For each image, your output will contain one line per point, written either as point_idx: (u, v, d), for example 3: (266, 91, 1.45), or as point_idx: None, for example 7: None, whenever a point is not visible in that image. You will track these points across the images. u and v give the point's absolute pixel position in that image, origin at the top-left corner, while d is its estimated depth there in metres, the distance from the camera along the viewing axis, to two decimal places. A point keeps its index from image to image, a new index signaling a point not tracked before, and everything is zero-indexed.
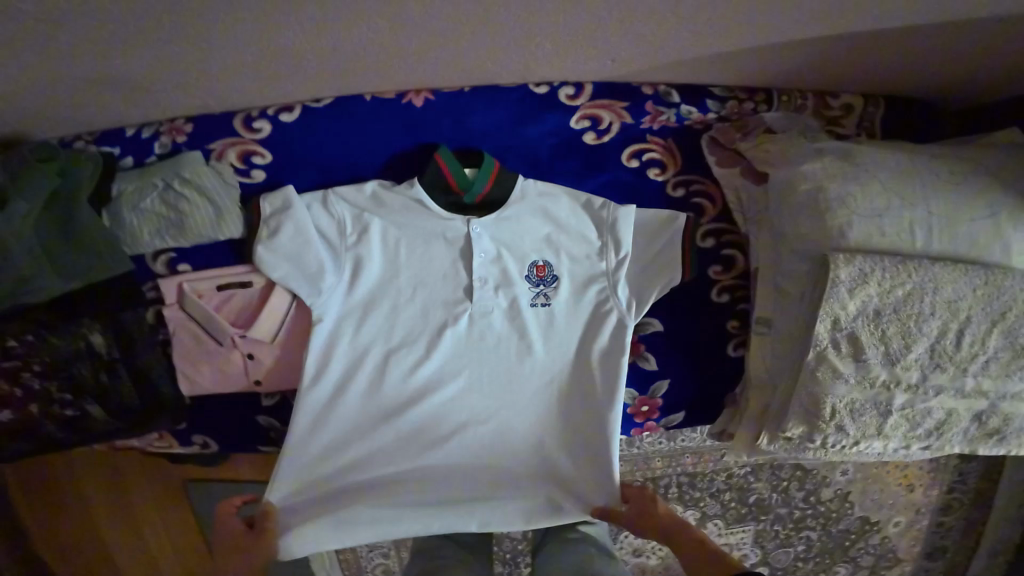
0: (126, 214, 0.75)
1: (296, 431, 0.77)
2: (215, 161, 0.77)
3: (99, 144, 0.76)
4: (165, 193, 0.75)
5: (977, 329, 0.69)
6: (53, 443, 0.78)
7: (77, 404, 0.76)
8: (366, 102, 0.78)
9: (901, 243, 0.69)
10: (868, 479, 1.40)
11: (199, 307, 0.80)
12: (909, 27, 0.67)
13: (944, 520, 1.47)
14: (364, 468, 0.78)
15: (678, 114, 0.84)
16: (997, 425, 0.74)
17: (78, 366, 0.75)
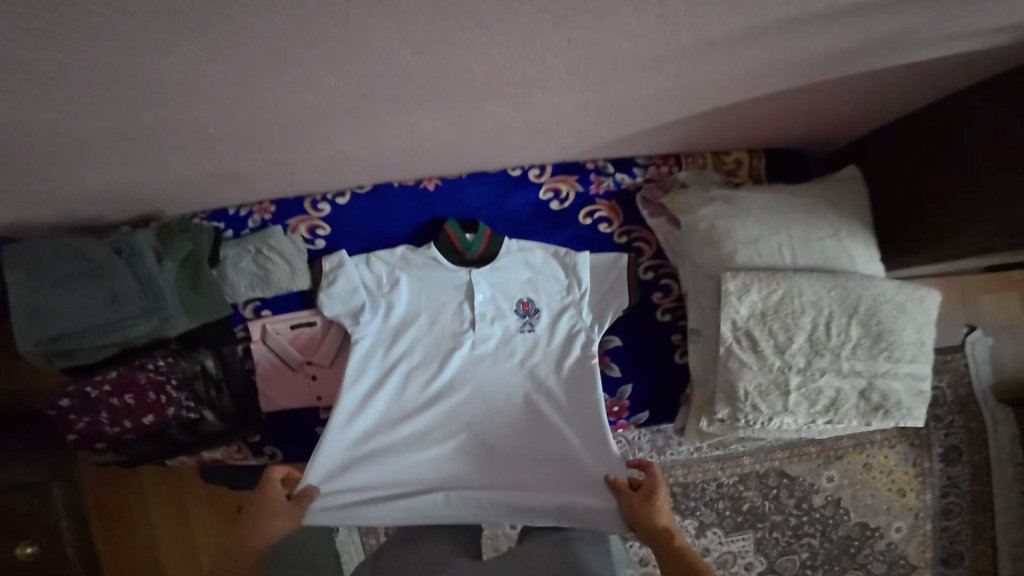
0: (230, 272, 1.08)
1: (334, 423, 1.00)
2: (290, 233, 1.11)
3: (209, 219, 1.11)
4: (256, 257, 1.08)
5: (839, 322, 0.93)
6: (171, 442, 1.07)
7: (197, 409, 1.05)
8: (394, 188, 1.12)
9: (774, 261, 0.97)
10: (857, 485, 1.50)
11: (278, 341, 1.11)
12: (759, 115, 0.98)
13: (949, 527, 1.51)
14: (388, 456, 1.00)
15: (615, 181, 1.15)
16: (879, 400, 0.94)
17: (197, 384, 1.04)
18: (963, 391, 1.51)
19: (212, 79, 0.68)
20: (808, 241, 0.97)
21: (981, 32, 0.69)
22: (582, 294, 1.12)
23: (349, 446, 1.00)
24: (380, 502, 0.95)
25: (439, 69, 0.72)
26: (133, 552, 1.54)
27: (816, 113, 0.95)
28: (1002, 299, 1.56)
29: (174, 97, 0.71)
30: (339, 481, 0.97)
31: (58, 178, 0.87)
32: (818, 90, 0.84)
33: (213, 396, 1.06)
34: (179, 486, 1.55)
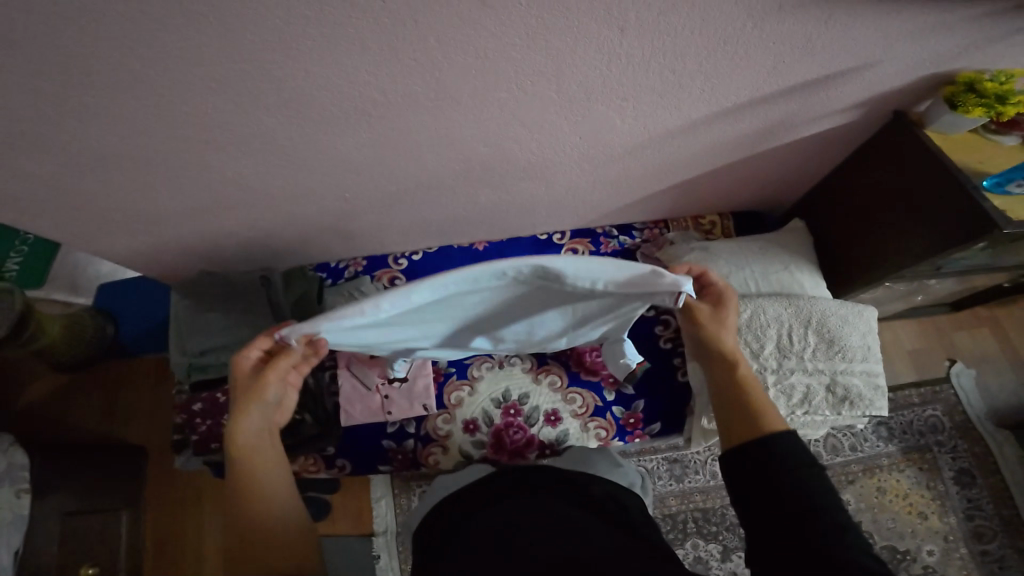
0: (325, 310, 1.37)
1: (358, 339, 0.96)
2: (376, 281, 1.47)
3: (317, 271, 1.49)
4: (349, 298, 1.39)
5: (798, 331, 1.20)
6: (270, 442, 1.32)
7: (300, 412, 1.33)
8: (455, 248, 1.52)
9: (742, 289, 1.27)
10: (875, 508, 1.52)
11: (361, 367, 1.39)
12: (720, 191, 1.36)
13: (984, 553, 1.47)
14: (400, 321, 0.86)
15: (620, 242, 1.50)
16: (843, 393, 1.17)
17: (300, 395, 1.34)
18: (959, 418, 1.58)
19: (357, 171, 1.09)
20: (767, 273, 1.28)
21: (845, 127, 1.07)
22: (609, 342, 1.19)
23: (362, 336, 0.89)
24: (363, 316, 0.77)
25: (495, 157, 1.11)
26: None
27: (759, 186, 1.33)
28: (990, 332, 1.69)
29: (325, 176, 1.09)
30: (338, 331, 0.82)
31: (228, 238, 1.27)
32: (753, 167, 1.20)
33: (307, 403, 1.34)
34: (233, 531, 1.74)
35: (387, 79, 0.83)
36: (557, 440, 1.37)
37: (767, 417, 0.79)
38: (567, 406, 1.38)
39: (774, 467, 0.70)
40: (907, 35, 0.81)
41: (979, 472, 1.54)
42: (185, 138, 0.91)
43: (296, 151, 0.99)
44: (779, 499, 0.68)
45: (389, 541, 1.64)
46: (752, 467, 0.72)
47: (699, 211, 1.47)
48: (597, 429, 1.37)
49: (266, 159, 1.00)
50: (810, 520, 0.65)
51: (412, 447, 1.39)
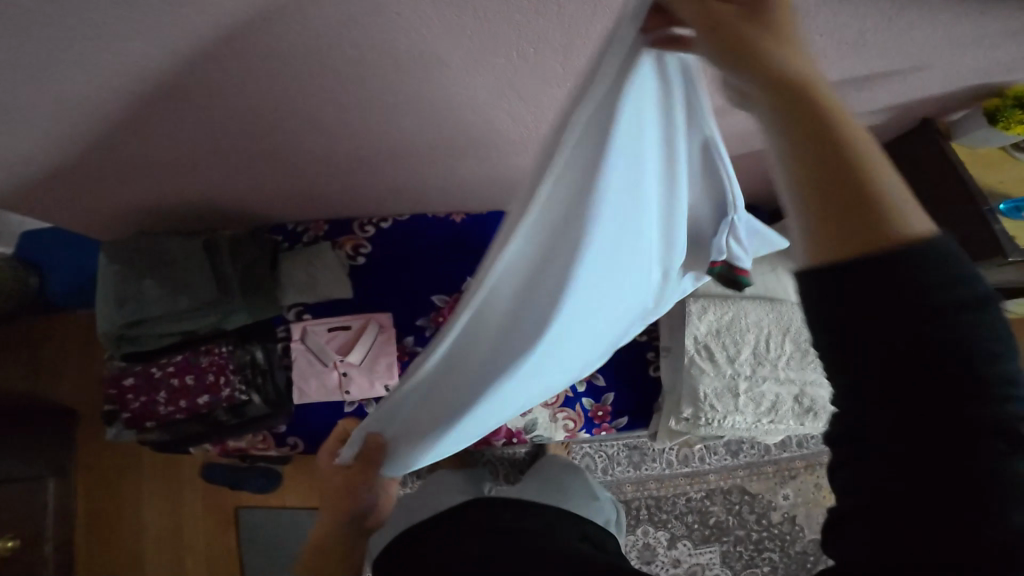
0: (284, 279, 1.28)
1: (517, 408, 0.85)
2: (337, 249, 1.33)
3: (272, 233, 1.34)
4: (308, 267, 1.29)
5: (776, 339, 1.18)
6: (215, 421, 1.20)
7: (246, 392, 1.19)
8: (428, 218, 1.38)
9: (726, 289, 1.21)
10: (810, 503, 1.71)
11: (314, 340, 1.28)
12: None
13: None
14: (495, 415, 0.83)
15: None
16: (808, 403, 1.18)
17: (248, 371, 1.20)
18: None
19: (324, 132, 0.93)
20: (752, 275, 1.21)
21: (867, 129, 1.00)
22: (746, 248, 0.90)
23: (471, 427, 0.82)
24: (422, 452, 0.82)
25: (484, 129, 0.97)
26: (114, 557, 1.62)
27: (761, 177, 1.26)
28: None
29: (282, 136, 0.93)
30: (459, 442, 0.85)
31: (166, 194, 1.09)
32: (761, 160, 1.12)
33: (246, 380, 1.20)
34: (170, 503, 1.64)
35: (365, 33, 0.67)
36: (524, 429, 1.32)
37: (898, 187, 0.37)
38: None
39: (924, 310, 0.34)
40: (963, 43, 0.73)
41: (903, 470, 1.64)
42: (107, 87, 0.73)
43: (245, 106, 0.82)
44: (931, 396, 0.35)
45: None
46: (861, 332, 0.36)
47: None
48: (565, 420, 1.33)
49: (211, 114, 0.83)
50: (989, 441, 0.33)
51: None
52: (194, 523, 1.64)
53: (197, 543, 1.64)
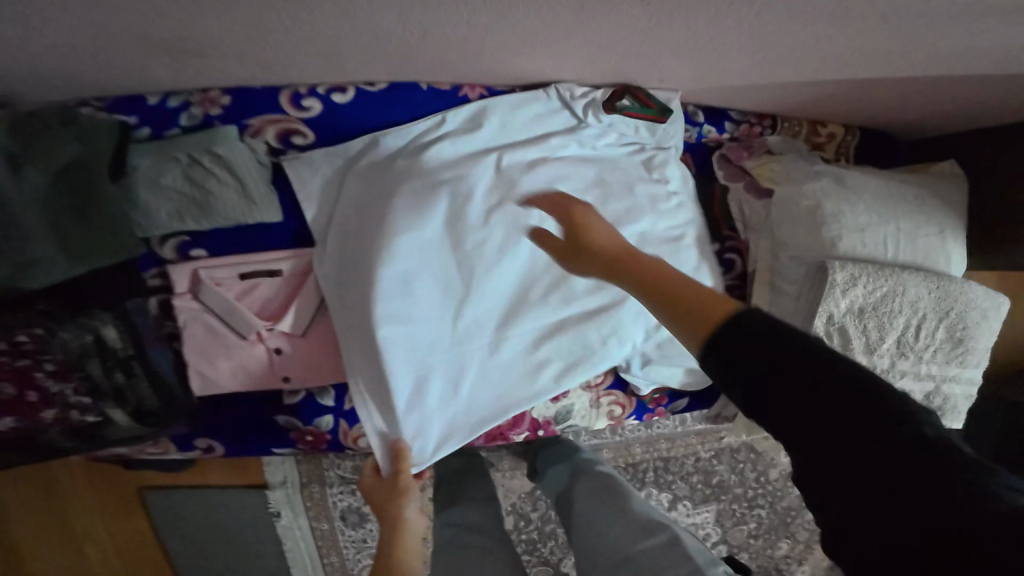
0: (144, 192, 0.64)
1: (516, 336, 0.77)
2: (249, 138, 0.69)
3: (110, 112, 0.67)
4: (190, 170, 0.64)
5: (928, 325, 0.87)
6: (54, 451, 0.69)
7: (98, 407, 0.68)
8: (423, 91, 0.76)
9: (875, 253, 0.86)
10: None
11: (218, 299, 0.72)
12: (908, 76, 0.79)
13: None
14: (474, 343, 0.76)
15: (699, 132, 0.95)
16: (939, 403, 0.90)
17: (93, 366, 0.65)
18: None
19: None
20: (913, 237, 0.87)
21: None
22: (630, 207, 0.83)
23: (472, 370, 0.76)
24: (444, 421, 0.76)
25: None
26: None
27: (971, 78, 0.78)
28: None
29: None
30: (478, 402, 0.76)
31: None
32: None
33: (81, 376, 0.65)
34: (50, 486, 1.26)
35: None
36: (555, 419, 1.00)
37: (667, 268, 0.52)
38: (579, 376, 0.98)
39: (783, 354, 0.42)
40: None
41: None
42: None
43: None
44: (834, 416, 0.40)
45: (290, 495, 1.30)
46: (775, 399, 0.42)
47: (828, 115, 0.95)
48: (610, 406, 1.01)
49: None
50: (895, 422, 0.39)
51: (328, 427, 0.87)
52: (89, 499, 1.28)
53: (97, 517, 1.29)
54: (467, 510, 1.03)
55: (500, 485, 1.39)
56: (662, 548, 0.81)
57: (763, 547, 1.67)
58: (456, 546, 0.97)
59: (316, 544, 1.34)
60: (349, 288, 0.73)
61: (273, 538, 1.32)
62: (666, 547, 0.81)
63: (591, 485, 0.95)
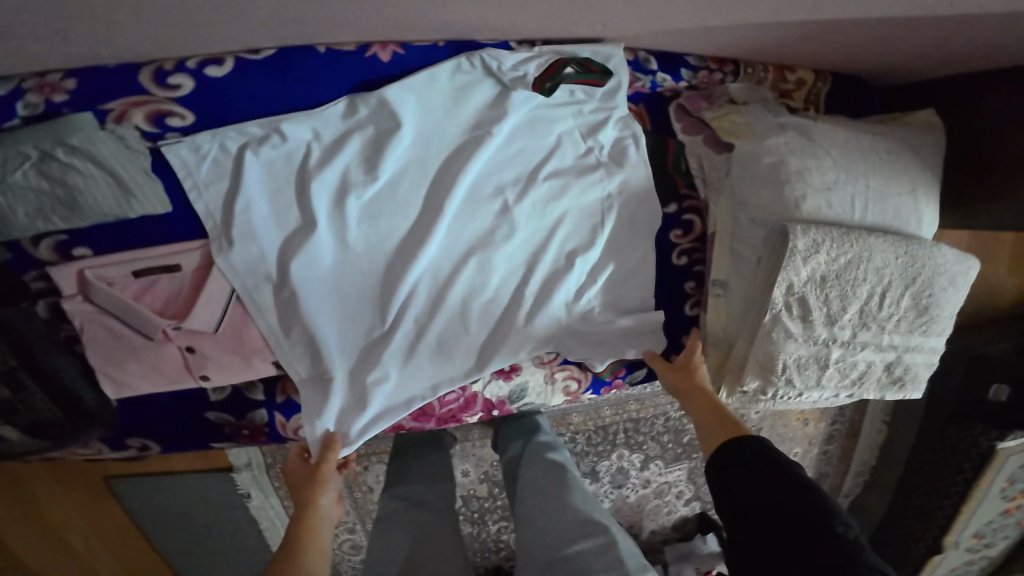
0: None
1: (443, 322, 0.80)
2: (113, 124, 0.61)
3: None
4: (45, 165, 0.56)
5: (894, 293, 0.81)
6: None
7: None
8: (321, 54, 0.68)
9: (843, 215, 0.79)
10: (830, 438, 1.49)
11: (111, 300, 0.66)
12: (883, 17, 0.69)
13: (852, 455, 1.51)
14: (409, 325, 0.79)
15: (654, 81, 0.86)
16: (900, 373, 0.87)
17: None
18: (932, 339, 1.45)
19: None
20: (884, 196, 0.80)
21: None
22: (561, 181, 0.81)
23: (401, 356, 0.79)
24: (374, 410, 0.78)
25: None
26: None
27: (953, 19, 0.68)
28: None
29: None
30: (411, 388, 0.80)
31: None
32: None
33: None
34: (12, 484, 1.25)
35: None
36: (509, 398, 0.94)
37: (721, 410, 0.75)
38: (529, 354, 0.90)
39: (762, 466, 0.64)
40: None
41: (915, 404, 1.38)
42: None
43: None
44: (781, 509, 0.60)
45: (257, 475, 1.29)
46: (744, 488, 0.64)
47: (797, 58, 0.87)
48: (566, 380, 0.95)
49: None
50: (821, 522, 0.58)
51: (265, 419, 0.82)
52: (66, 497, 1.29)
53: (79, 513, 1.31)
54: (422, 490, 1.02)
55: (469, 458, 1.31)
56: (596, 551, 0.82)
57: None
58: (403, 520, 0.97)
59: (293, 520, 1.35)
60: (269, 279, 0.71)
61: (245, 518, 1.32)
62: (602, 549, 0.82)
63: (539, 483, 0.96)
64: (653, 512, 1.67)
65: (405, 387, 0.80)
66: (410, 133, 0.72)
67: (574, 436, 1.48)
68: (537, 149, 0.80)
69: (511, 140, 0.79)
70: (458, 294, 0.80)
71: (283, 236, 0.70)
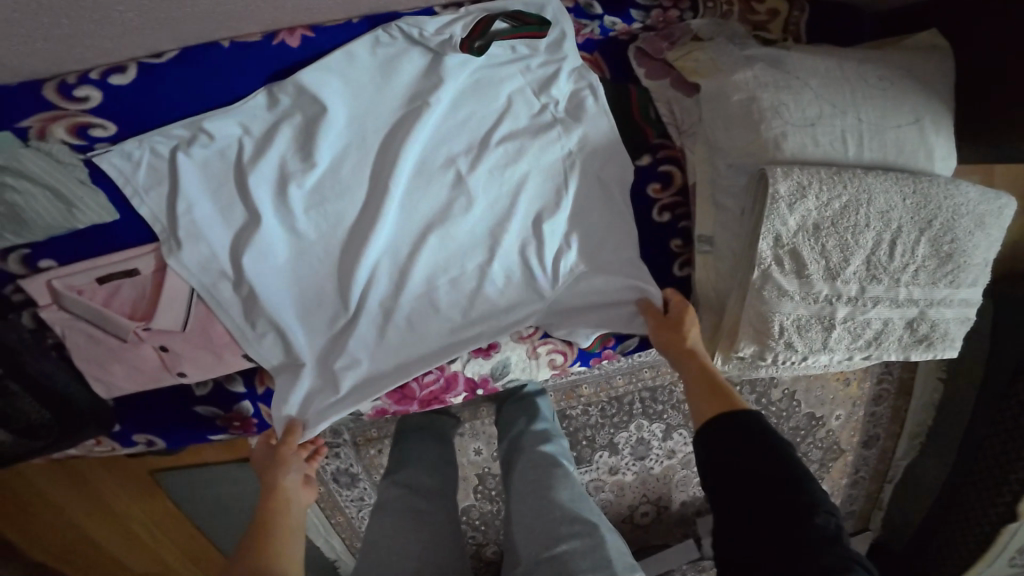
0: None
1: (407, 306, 0.77)
2: (37, 141, 0.63)
3: None
4: None
5: (906, 239, 0.71)
6: None
7: None
8: (225, 49, 0.67)
9: (834, 154, 0.71)
10: (878, 400, 1.34)
11: (83, 307, 0.68)
12: None
13: (904, 415, 1.35)
14: (374, 309, 0.76)
15: (603, 27, 0.83)
16: (926, 331, 0.75)
17: None
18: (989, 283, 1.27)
19: None
20: (882, 129, 0.71)
21: None
22: (516, 143, 0.77)
23: (366, 344, 0.77)
24: (343, 400, 0.76)
25: None
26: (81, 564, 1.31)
27: None
28: None
29: None
30: (378, 376, 0.78)
31: None
32: None
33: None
34: (41, 510, 1.23)
35: None
36: (492, 375, 0.90)
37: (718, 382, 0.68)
38: None
39: (746, 444, 0.58)
40: None
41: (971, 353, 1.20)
42: None
43: None
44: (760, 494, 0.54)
45: None
46: (723, 464, 0.58)
47: None
48: (550, 354, 0.90)
49: None
50: (802, 512, 0.52)
51: (250, 412, 0.85)
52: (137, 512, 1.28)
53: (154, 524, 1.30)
54: (420, 475, 1.02)
55: (480, 434, 1.28)
56: (583, 551, 0.78)
57: None
58: (403, 505, 0.95)
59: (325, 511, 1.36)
60: (225, 272, 0.71)
61: None
62: (590, 549, 0.78)
63: (528, 478, 0.94)
64: (681, 483, 1.60)
65: (372, 374, 0.77)
66: (342, 112, 0.72)
67: (587, 408, 1.42)
68: (485, 114, 0.77)
69: (457, 109, 0.77)
70: (421, 276, 0.77)
71: (235, 229, 0.71)
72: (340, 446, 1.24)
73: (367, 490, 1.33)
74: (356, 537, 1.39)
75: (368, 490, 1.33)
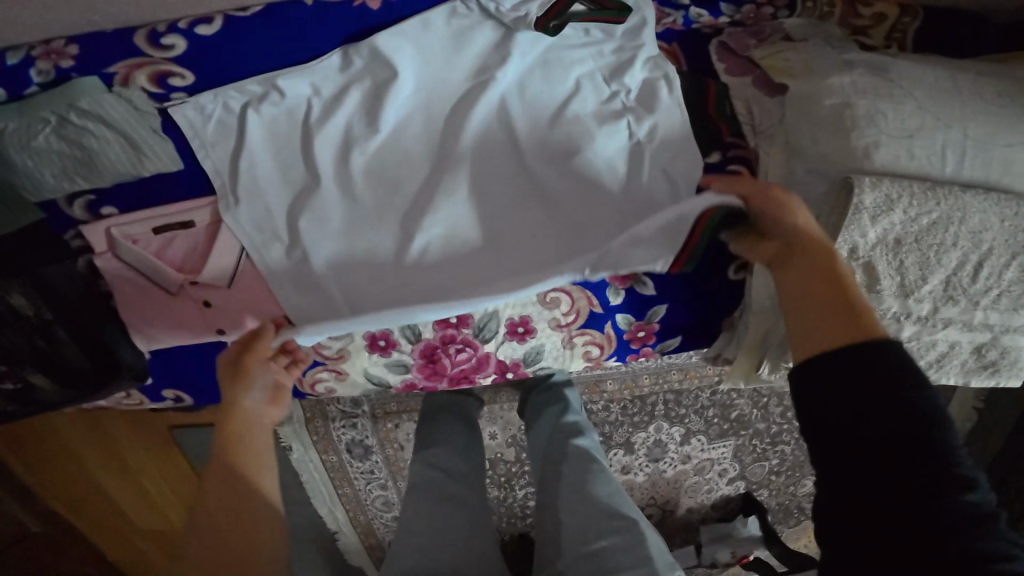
0: (16, 153, 0.59)
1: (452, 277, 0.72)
2: (119, 88, 0.61)
3: None
4: (62, 128, 0.59)
5: (995, 261, 0.68)
6: (14, 414, 0.76)
7: (18, 374, 0.71)
8: (308, 7, 0.63)
9: (927, 168, 0.67)
10: None
11: (135, 256, 0.67)
12: None
13: None
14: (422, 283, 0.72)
15: (687, 18, 0.81)
16: (994, 358, 0.73)
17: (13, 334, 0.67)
18: None
19: None
20: (988, 146, 0.68)
21: None
22: (582, 128, 0.73)
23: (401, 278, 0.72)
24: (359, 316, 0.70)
25: None
26: (97, 517, 1.32)
27: None
28: None
29: None
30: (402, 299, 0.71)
31: None
32: None
33: (5, 345, 0.68)
34: (60, 460, 1.23)
35: None
36: (524, 360, 0.88)
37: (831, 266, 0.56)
38: (543, 313, 0.84)
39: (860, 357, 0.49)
40: None
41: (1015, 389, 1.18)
42: None
43: None
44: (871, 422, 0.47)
45: (298, 429, 1.25)
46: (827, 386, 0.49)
47: None
48: (586, 346, 0.88)
49: None
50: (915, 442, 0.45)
51: None
52: (154, 471, 1.28)
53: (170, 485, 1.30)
54: (443, 455, 1.01)
55: (498, 418, 1.26)
56: (624, 548, 0.77)
57: (786, 483, 1.62)
58: (429, 486, 0.94)
59: (334, 483, 1.34)
60: (278, 232, 0.69)
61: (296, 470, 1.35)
62: (631, 545, 0.77)
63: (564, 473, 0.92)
64: (691, 488, 1.59)
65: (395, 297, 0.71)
66: (410, 80, 0.71)
67: (608, 404, 1.41)
68: (555, 94, 0.74)
69: (533, 87, 0.74)
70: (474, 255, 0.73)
71: (292, 190, 0.69)
72: (358, 417, 1.24)
73: (378, 464, 1.32)
74: (361, 510, 1.39)
75: (381, 466, 1.32)
